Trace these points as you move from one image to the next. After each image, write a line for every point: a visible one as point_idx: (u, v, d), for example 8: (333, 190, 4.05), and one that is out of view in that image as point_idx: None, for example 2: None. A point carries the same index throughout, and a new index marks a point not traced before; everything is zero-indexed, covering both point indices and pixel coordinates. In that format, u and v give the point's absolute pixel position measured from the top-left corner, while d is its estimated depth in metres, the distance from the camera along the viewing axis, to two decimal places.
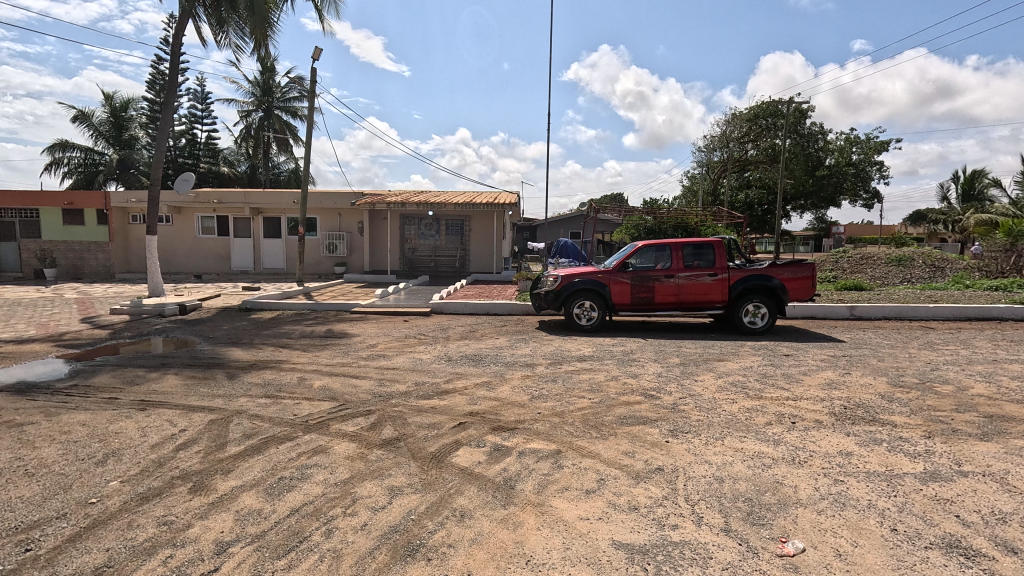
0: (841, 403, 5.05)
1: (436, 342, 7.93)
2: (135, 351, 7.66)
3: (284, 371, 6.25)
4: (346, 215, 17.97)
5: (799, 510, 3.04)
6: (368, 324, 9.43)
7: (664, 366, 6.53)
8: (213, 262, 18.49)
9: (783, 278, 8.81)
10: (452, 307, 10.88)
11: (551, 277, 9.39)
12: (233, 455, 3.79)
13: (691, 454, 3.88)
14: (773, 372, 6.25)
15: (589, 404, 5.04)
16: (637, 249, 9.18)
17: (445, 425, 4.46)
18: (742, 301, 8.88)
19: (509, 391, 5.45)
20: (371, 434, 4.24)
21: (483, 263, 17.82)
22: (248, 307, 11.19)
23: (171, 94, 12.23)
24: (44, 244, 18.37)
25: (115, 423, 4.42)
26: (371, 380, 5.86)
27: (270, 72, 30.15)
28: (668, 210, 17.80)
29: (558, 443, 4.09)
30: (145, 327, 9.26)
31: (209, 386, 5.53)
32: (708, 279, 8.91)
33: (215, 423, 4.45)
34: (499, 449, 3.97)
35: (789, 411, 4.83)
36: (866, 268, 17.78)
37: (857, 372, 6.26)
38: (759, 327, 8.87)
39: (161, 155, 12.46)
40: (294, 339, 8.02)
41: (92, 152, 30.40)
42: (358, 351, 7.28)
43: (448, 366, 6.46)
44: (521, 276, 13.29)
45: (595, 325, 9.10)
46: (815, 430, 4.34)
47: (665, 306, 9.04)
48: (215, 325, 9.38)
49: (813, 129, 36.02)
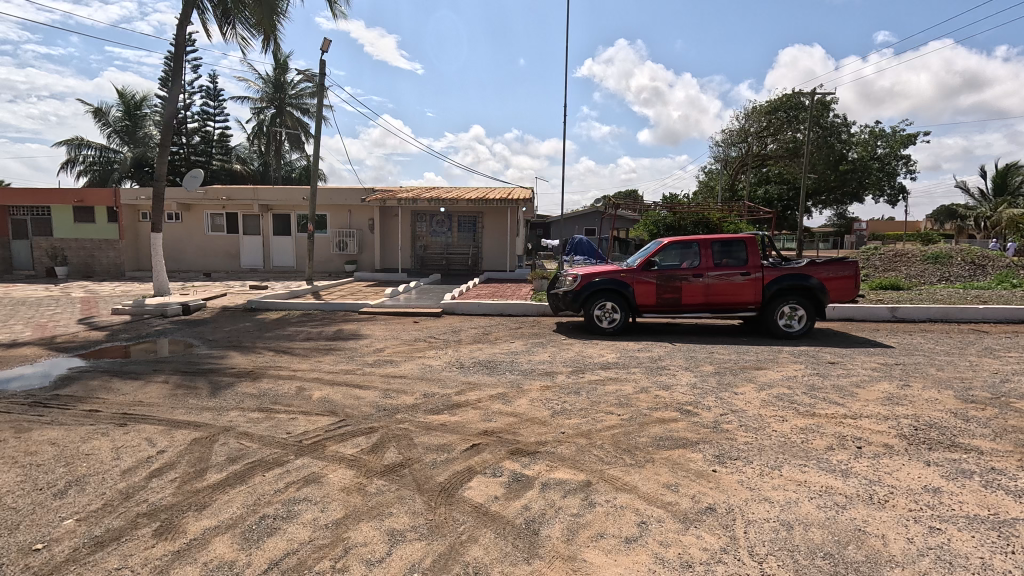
0: (910, 423, 4.40)
1: (447, 346, 7.40)
2: (132, 354, 7.25)
3: (282, 379, 5.76)
4: (357, 212, 17.55)
5: (896, 572, 2.44)
6: (375, 326, 8.91)
7: (698, 376, 5.91)
8: (223, 260, 18.20)
9: (822, 278, 8.11)
10: (464, 307, 10.34)
11: (569, 277, 8.82)
12: (212, 486, 3.29)
13: (746, 490, 3.28)
14: (822, 384, 5.59)
15: (620, 423, 4.46)
16: (662, 246, 8.57)
17: (457, 448, 3.91)
18: (778, 302, 8.19)
19: (527, 405, 4.88)
20: (372, 458, 3.71)
21: (496, 261, 17.26)
22: (252, 307, 10.76)
23: (174, 90, 11.80)
24: (56, 242, 18.25)
25: (88, 442, 3.95)
26: (376, 391, 5.33)
27: (282, 68, 29.96)
28: (689, 206, 17.05)
29: (588, 472, 3.51)
30: (144, 328, 8.87)
31: (199, 398, 5.06)
32: (739, 278, 8.24)
33: (199, 443, 3.96)
34: (519, 480, 3.41)
35: (851, 433, 4.19)
36: (900, 266, 16.84)
37: (918, 384, 5.58)
38: (795, 331, 8.18)
39: (166, 153, 12.07)
40: (297, 343, 7.55)
41: (107, 150, 30.53)
42: (364, 356, 6.76)
43: (460, 375, 5.91)
44: (536, 274, 12.68)
45: (617, 328, 8.49)
46: (888, 458, 3.71)
47: (693, 307, 8.39)
48: (217, 326, 8.96)
49: (836, 121, 34.80)
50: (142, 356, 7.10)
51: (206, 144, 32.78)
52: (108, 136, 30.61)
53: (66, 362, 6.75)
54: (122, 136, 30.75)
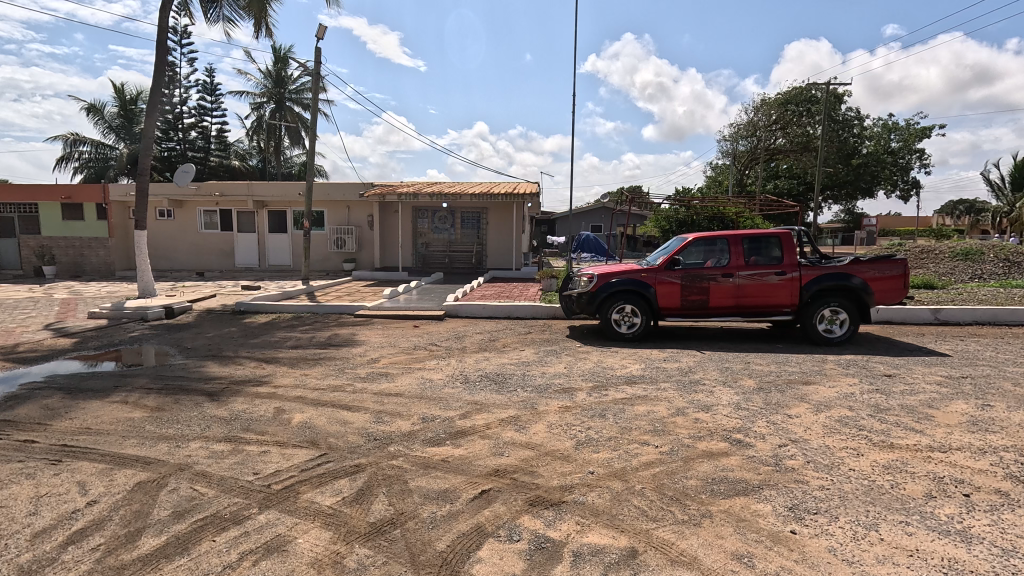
0: (1015, 459, 3.60)
1: (450, 356, 6.62)
2: (104, 361, 6.53)
3: (260, 398, 4.97)
4: (355, 208, 16.76)
5: None
6: (372, 331, 8.12)
7: (742, 394, 5.08)
8: (216, 259, 17.48)
9: (867, 278, 7.29)
10: (468, 309, 9.57)
11: (584, 277, 8.01)
12: (143, 558, 2.52)
13: (843, 564, 2.49)
14: (888, 405, 4.77)
15: (659, 458, 3.68)
16: (686, 244, 7.77)
17: (461, 497, 3.13)
18: (817, 305, 7.37)
19: (545, 434, 4.08)
20: (356, 512, 2.94)
21: (501, 259, 16.51)
22: (241, 310, 10.02)
23: (157, 78, 10.98)
24: (44, 241, 17.54)
25: (4, 488, 3.18)
26: (367, 414, 4.56)
27: (282, 62, 29.24)
28: (706, 203, 15.82)
29: (631, 535, 2.73)
30: (121, 333, 8.11)
31: (158, 423, 4.28)
32: (773, 278, 7.43)
33: (142, 490, 3.19)
34: (543, 547, 2.63)
35: (950, 474, 3.39)
36: (928, 263, 15.96)
37: (1001, 404, 4.76)
38: (837, 336, 7.36)
39: (150, 147, 11.30)
40: (284, 350, 6.77)
41: (103, 146, 29.87)
42: (357, 369, 5.98)
43: (465, 393, 5.11)
44: (545, 273, 11.85)
45: (638, 333, 7.69)
46: (1011, 513, 2.90)
47: (722, 310, 7.59)
48: (200, 331, 8.17)
49: (850, 114, 34.00)
50: (109, 366, 6.31)
51: (204, 140, 32.08)
52: (103, 132, 29.90)
53: (25, 373, 6.00)
54: (119, 132, 30.15)
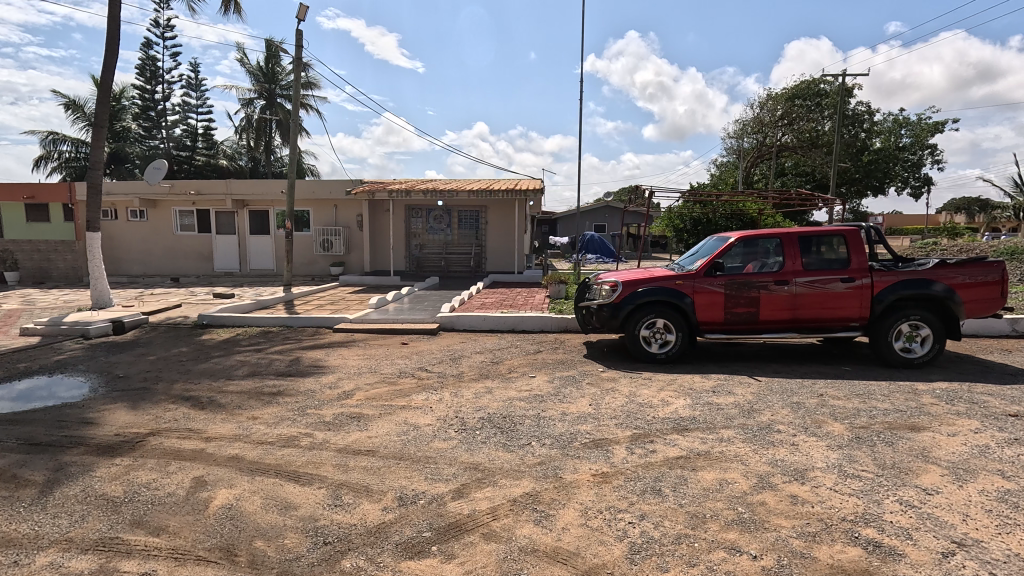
0: None
1: (442, 387, 5.24)
2: (36, 386, 5.35)
3: (179, 461, 3.59)
4: (343, 207, 15.43)
5: None
6: (351, 351, 6.77)
7: (840, 450, 3.72)
8: (192, 264, 16.12)
9: (954, 284, 5.95)
10: (466, 322, 8.21)
11: (605, 286, 6.65)
12: None
13: None
14: None
15: None
16: (728, 245, 6.46)
17: None
18: (892, 319, 6.03)
19: (580, 532, 2.72)
20: None
21: (503, 262, 15.14)
22: (203, 323, 8.65)
23: (107, 57, 9.59)
24: (7, 245, 16.17)
25: None
26: (322, 489, 3.20)
27: (272, 56, 27.93)
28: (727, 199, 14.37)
29: None
30: (47, 355, 6.73)
31: (10, 512, 2.92)
32: (839, 286, 6.08)
33: None
34: None
35: None
36: None
37: None
38: (917, 356, 6.03)
39: (102, 135, 9.90)
40: (236, 379, 5.40)
41: (83, 145, 28.39)
42: (321, 410, 4.59)
43: (462, 449, 3.75)
44: (552, 278, 10.42)
45: (673, 354, 6.32)
46: None
47: (775, 324, 6.24)
48: (143, 352, 6.80)
49: (858, 109, 32.53)
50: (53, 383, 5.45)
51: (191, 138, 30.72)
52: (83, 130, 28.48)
53: None
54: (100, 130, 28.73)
